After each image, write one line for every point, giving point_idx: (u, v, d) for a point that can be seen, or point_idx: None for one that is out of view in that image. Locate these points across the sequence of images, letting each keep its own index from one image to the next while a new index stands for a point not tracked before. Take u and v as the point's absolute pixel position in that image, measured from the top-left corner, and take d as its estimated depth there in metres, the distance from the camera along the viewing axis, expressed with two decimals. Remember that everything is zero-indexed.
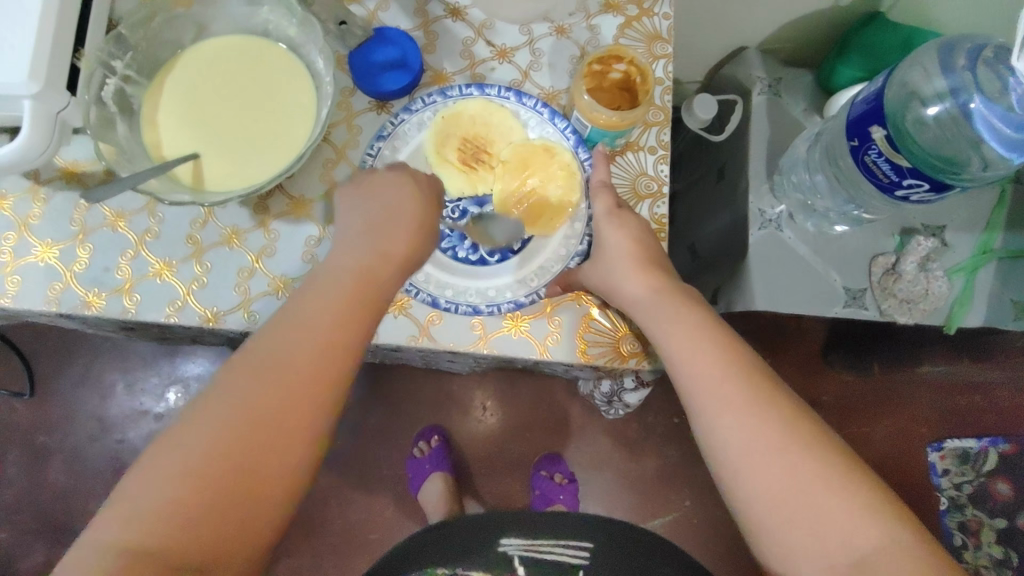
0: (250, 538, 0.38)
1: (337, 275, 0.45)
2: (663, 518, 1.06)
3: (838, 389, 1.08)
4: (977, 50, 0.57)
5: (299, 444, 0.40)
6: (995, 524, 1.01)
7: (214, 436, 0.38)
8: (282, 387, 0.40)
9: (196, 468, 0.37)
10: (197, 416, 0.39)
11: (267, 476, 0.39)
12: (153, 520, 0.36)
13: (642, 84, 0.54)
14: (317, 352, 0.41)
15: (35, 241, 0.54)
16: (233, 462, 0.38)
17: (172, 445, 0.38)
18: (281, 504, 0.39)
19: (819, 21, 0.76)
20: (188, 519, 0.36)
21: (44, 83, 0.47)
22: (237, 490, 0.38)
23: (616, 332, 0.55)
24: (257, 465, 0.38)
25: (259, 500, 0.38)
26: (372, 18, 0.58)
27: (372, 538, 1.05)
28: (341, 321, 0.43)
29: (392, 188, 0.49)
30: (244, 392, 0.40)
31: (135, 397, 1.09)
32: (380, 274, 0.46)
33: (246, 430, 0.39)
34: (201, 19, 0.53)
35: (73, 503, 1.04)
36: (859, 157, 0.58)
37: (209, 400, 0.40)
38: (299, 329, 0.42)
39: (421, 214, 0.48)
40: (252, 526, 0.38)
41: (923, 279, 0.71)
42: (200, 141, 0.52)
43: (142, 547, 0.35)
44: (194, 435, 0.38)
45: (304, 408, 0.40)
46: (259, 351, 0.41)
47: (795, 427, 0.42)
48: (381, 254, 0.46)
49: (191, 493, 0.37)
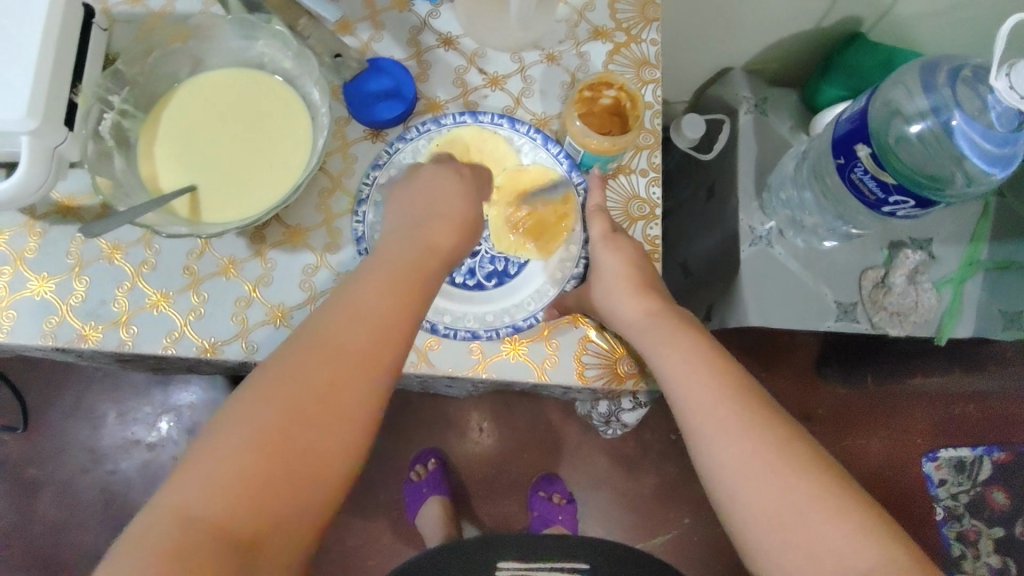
0: (303, 523, 0.37)
1: (384, 266, 0.46)
2: (664, 536, 1.06)
3: (831, 401, 1.08)
4: (956, 71, 0.59)
5: (349, 426, 0.40)
6: (993, 533, 1.03)
7: (267, 419, 0.38)
8: (332, 372, 0.40)
9: (251, 450, 0.37)
10: (245, 401, 0.39)
11: (320, 458, 0.38)
12: (208, 506, 0.35)
13: (632, 109, 0.55)
14: (372, 340, 0.42)
15: (31, 275, 0.54)
16: (286, 445, 0.38)
17: (223, 430, 0.38)
18: (331, 489, 0.39)
19: (802, 42, 0.78)
20: (244, 504, 0.35)
21: (41, 119, 0.47)
22: (292, 473, 0.37)
23: (614, 353, 0.55)
24: (312, 446, 0.38)
25: (311, 484, 0.38)
26: (366, 48, 0.59)
27: (369, 565, 1.03)
28: (395, 308, 0.43)
29: (443, 184, 0.52)
30: (293, 376, 0.40)
31: (127, 426, 1.08)
32: (427, 266, 0.47)
33: (298, 413, 0.38)
34: (197, 54, 0.54)
35: (65, 537, 1.03)
36: (846, 175, 0.59)
37: (257, 385, 0.39)
38: (349, 317, 0.42)
39: (467, 209, 0.51)
40: (305, 510, 0.37)
41: (912, 292, 0.73)
42: (197, 174, 0.52)
43: (202, 529, 0.34)
44: (246, 418, 0.38)
45: (357, 391, 0.40)
46: (310, 338, 0.41)
47: (790, 449, 0.42)
48: (428, 248, 0.48)
49: (245, 477, 0.36)
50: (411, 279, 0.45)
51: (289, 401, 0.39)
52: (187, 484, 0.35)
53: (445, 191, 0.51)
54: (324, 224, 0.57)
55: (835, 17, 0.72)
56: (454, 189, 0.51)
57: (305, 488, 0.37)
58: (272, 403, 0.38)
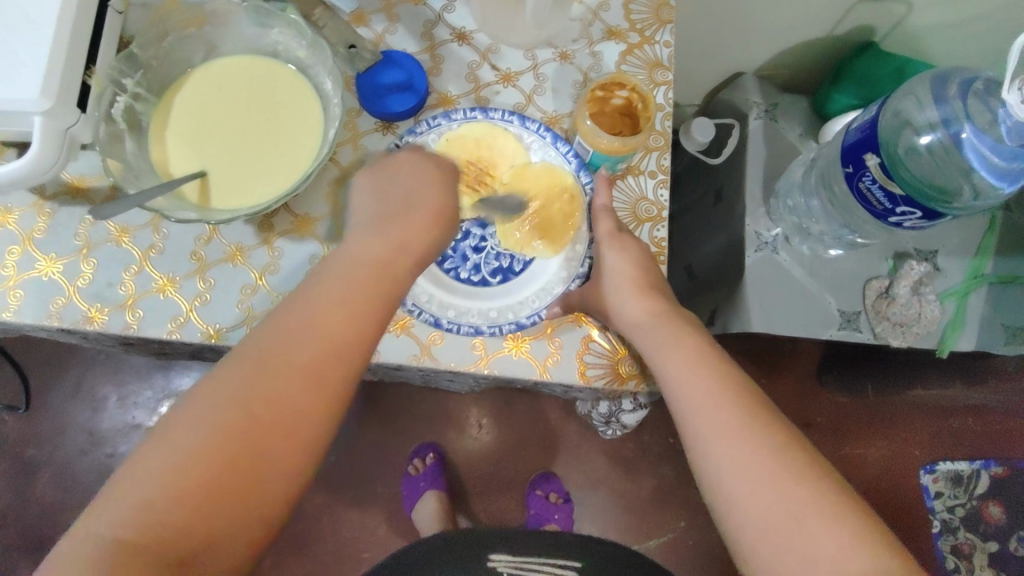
0: (248, 535, 0.37)
1: (347, 269, 0.45)
2: (659, 538, 1.06)
3: (829, 409, 1.08)
4: (967, 83, 0.59)
5: (301, 436, 0.39)
6: (987, 547, 1.03)
7: (216, 427, 0.37)
8: (286, 380, 0.39)
9: (197, 458, 0.36)
10: (194, 407, 0.38)
11: (270, 470, 0.37)
12: (148, 515, 0.34)
13: (643, 110, 0.55)
14: (330, 348, 0.41)
15: (40, 255, 0.55)
16: (248, 436, 0.37)
17: (168, 437, 0.37)
18: (279, 500, 0.38)
19: (815, 48, 0.78)
20: (185, 514, 0.35)
21: (54, 100, 0.47)
22: (238, 484, 0.36)
23: (616, 353, 0.55)
24: (261, 457, 0.37)
25: (259, 495, 0.37)
26: (380, 40, 0.59)
27: (364, 557, 1.04)
28: (357, 313, 0.42)
29: (413, 176, 0.51)
30: (245, 383, 0.39)
31: (127, 409, 1.08)
32: (393, 270, 0.46)
33: (248, 422, 0.37)
34: (212, 40, 0.54)
35: (62, 518, 1.03)
36: (854, 183, 0.59)
37: (207, 392, 0.38)
38: (306, 322, 0.41)
39: (441, 202, 0.50)
40: (250, 522, 0.37)
41: (915, 303, 0.72)
42: (207, 160, 0.52)
43: (160, 515, 0.34)
44: (193, 426, 0.37)
45: (310, 400, 0.39)
46: (263, 342, 0.40)
47: (788, 453, 0.42)
48: (397, 248, 0.47)
49: (189, 487, 0.35)
50: (378, 280, 0.44)
51: (254, 389, 0.38)
52: (129, 492, 0.35)
53: (419, 182, 0.51)
54: (332, 214, 0.57)
55: (849, 25, 0.72)
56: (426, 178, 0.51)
57: (252, 498, 0.37)
58: (221, 410, 0.37)
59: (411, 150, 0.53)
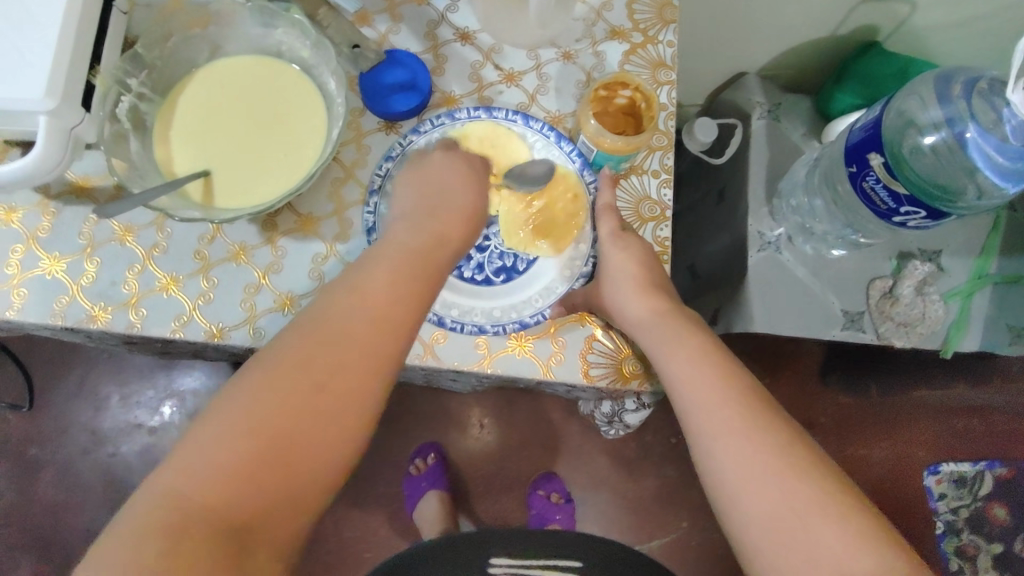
0: (298, 508, 0.37)
1: (392, 255, 0.46)
2: (661, 539, 1.06)
3: (833, 410, 1.08)
4: (971, 82, 0.59)
5: (351, 413, 0.40)
6: (992, 549, 1.03)
7: (272, 400, 0.38)
8: (339, 358, 0.40)
9: (252, 430, 0.37)
10: (250, 380, 0.39)
11: (320, 444, 0.38)
12: (206, 482, 0.35)
13: (647, 109, 0.55)
14: (380, 331, 0.42)
15: (43, 254, 0.55)
16: (294, 418, 0.38)
17: (227, 408, 0.38)
18: (327, 474, 0.39)
19: (818, 48, 0.78)
20: (240, 483, 0.35)
21: (59, 100, 0.47)
22: (290, 456, 0.37)
23: (619, 353, 0.55)
24: (312, 431, 0.38)
25: (309, 469, 0.38)
26: (383, 40, 0.59)
27: (366, 557, 1.04)
28: (404, 296, 0.44)
29: (453, 173, 0.53)
30: (300, 360, 0.40)
31: (129, 409, 1.08)
32: (435, 259, 0.47)
33: (301, 398, 0.39)
34: (217, 40, 0.55)
35: (64, 517, 1.03)
36: (858, 183, 0.59)
37: (262, 366, 0.40)
38: (357, 303, 0.42)
39: (473, 200, 0.53)
40: (300, 494, 0.37)
41: (920, 303, 0.73)
42: (211, 159, 0.52)
43: (212, 493, 0.35)
44: (249, 398, 0.38)
45: (360, 379, 0.40)
46: (317, 321, 0.42)
47: (792, 452, 0.42)
48: (438, 241, 0.49)
49: (245, 457, 0.36)
50: (416, 268, 0.46)
51: (297, 373, 0.39)
52: (187, 459, 0.36)
53: (453, 177, 0.53)
54: (335, 213, 0.57)
55: (853, 25, 0.72)
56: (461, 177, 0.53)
57: (302, 472, 0.38)
58: (276, 384, 0.39)
59: (444, 147, 0.55)
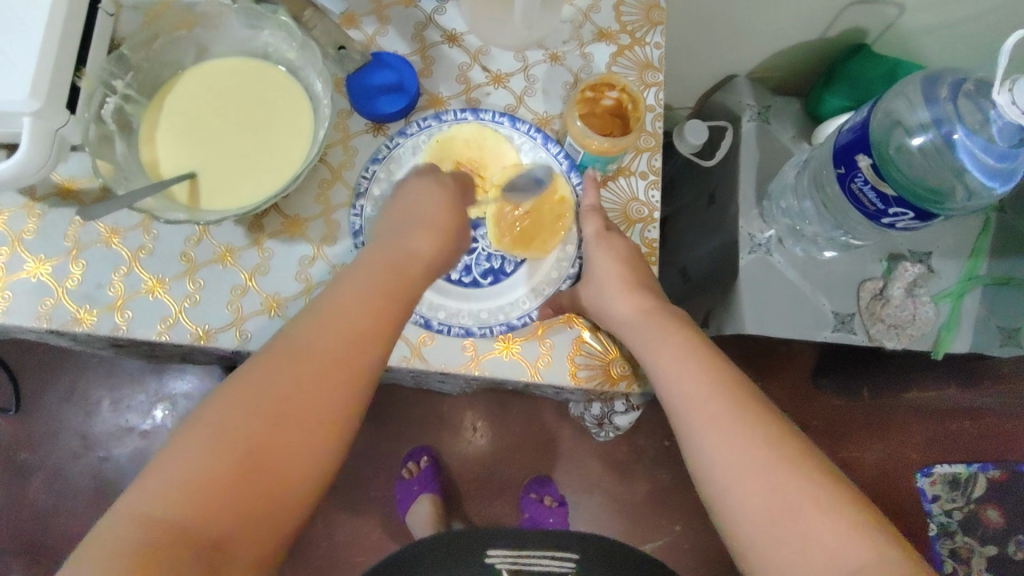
0: (268, 538, 0.36)
1: (364, 272, 0.46)
2: (655, 542, 1.06)
3: (826, 412, 1.08)
4: (958, 84, 0.59)
5: (320, 438, 0.39)
6: (986, 551, 1.02)
7: (239, 420, 0.37)
8: (295, 392, 0.39)
9: (219, 457, 0.36)
10: (217, 404, 0.38)
11: (292, 461, 0.38)
12: (176, 504, 0.34)
13: (633, 111, 0.55)
14: (352, 356, 0.41)
15: (29, 256, 0.55)
16: (283, 413, 0.38)
17: (189, 437, 0.37)
18: (297, 501, 0.38)
19: (807, 51, 0.78)
20: (208, 515, 0.34)
21: (44, 101, 0.47)
22: (263, 473, 0.36)
23: (607, 355, 0.55)
24: (284, 455, 0.37)
25: (280, 496, 0.37)
26: (370, 42, 0.60)
27: (357, 561, 1.03)
28: (373, 318, 0.43)
29: (431, 199, 0.52)
30: (266, 384, 0.39)
31: (120, 414, 1.07)
32: (407, 275, 0.47)
33: (271, 415, 0.38)
34: (203, 42, 0.54)
35: (53, 522, 1.03)
36: (846, 184, 0.59)
37: (230, 390, 0.39)
38: (327, 326, 0.42)
39: (446, 217, 0.51)
40: (269, 524, 0.36)
41: (910, 304, 0.72)
42: (197, 161, 0.52)
43: (201, 493, 0.34)
44: (216, 426, 0.37)
45: (330, 401, 0.40)
46: (280, 348, 0.41)
47: (779, 445, 0.42)
48: (410, 260, 0.48)
49: (211, 487, 0.35)
50: (405, 273, 0.47)
51: (286, 369, 0.40)
52: (147, 490, 0.34)
53: (429, 198, 0.51)
54: (323, 214, 0.57)
55: (840, 28, 0.73)
56: (430, 193, 0.52)
57: (274, 499, 0.37)
58: (242, 409, 0.38)
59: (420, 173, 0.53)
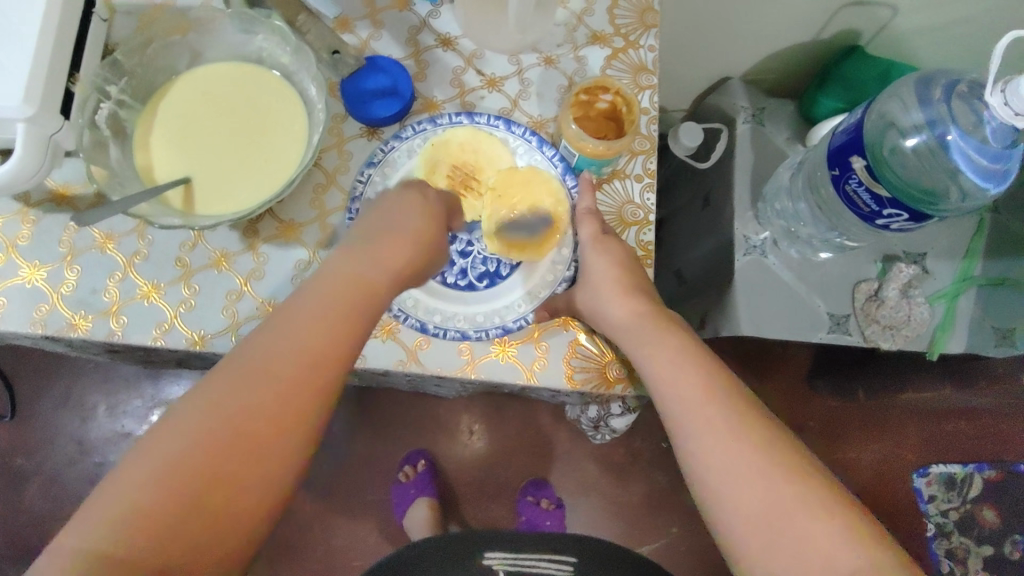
0: (219, 565, 0.35)
1: (327, 284, 0.44)
2: (651, 544, 1.06)
3: (822, 413, 1.09)
4: (951, 84, 0.59)
5: (274, 462, 0.38)
6: (982, 551, 1.03)
7: (197, 435, 0.36)
8: (257, 404, 0.38)
9: (176, 475, 0.35)
10: (175, 417, 0.37)
11: (251, 477, 0.37)
12: (129, 524, 0.33)
13: (628, 114, 0.55)
14: (310, 374, 0.40)
15: (23, 262, 0.54)
16: (243, 427, 0.37)
17: (137, 460, 0.35)
18: (251, 527, 0.37)
19: (801, 53, 0.78)
20: (154, 544, 0.33)
21: (37, 107, 0.47)
22: (219, 490, 0.36)
23: (603, 357, 0.55)
24: (238, 479, 0.36)
25: (233, 521, 0.36)
26: (364, 47, 0.60)
27: (355, 565, 1.03)
28: (339, 326, 0.42)
29: (408, 209, 0.51)
30: (223, 402, 0.38)
31: (116, 419, 1.07)
32: (373, 289, 0.46)
33: (231, 428, 0.37)
34: (197, 47, 0.54)
35: (50, 528, 1.03)
36: (841, 186, 0.60)
37: (189, 402, 0.38)
38: (285, 343, 0.40)
39: (419, 224, 0.50)
40: (221, 550, 0.35)
41: (906, 306, 0.72)
42: (193, 166, 0.52)
43: (154, 513, 0.34)
44: (164, 450, 0.36)
45: (285, 422, 0.39)
46: (248, 356, 0.40)
47: (773, 448, 0.42)
48: (376, 271, 0.47)
49: (166, 505, 0.34)
50: (372, 280, 0.46)
51: (246, 381, 0.39)
52: (90, 518, 0.33)
53: (406, 208, 0.51)
54: (318, 219, 0.57)
55: (833, 30, 0.73)
56: (409, 204, 0.51)
57: (226, 525, 0.36)
58: (193, 431, 0.36)
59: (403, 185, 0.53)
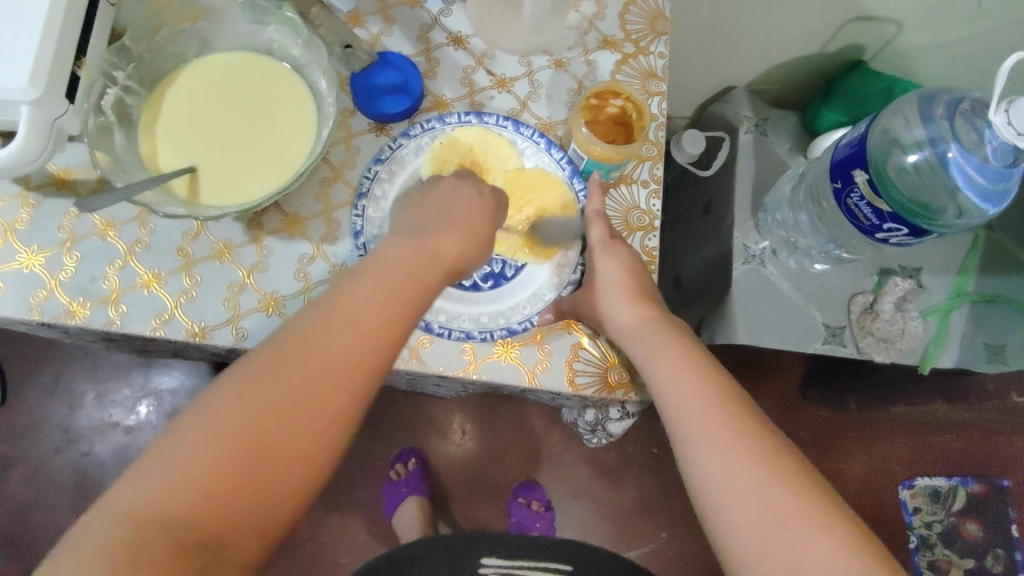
0: (259, 538, 0.35)
1: (378, 264, 0.44)
2: (640, 549, 1.06)
3: (814, 424, 1.10)
4: (954, 102, 0.60)
5: (324, 435, 0.38)
6: (964, 564, 1.04)
7: (241, 409, 0.36)
8: (302, 382, 0.38)
9: (218, 446, 0.35)
10: (222, 388, 0.37)
11: (290, 455, 0.36)
12: (169, 490, 0.33)
13: (637, 120, 0.56)
14: (373, 353, 0.40)
15: (21, 247, 0.54)
16: (285, 403, 0.37)
17: (192, 424, 0.36)
18: (295, 501, 0.37)
19: (805, 66, 0.79)
20: (197, 512, 0.33)
21: (43, 90, 0.47)
22: (258, 463, 0.35)
23: (605, 362, 0.55)
24: (287, 450, 0.36)
25: (274, 500, 0.36)
26: (375, 41, 0.60)
27: (342, 562, 1.02)
28: (391, 308, 0.42)
29: (459, 196, 0.51)
30: (267, 377, 0.38)
31: (105, 408, 1.06)
32: (423, 271, 0.45)
33: (272, 404, 0.37)
34: (206, 36, 0.54)
35: (33, 517, 1.01)
36: (842, 199, 0.60)
37: (235, 375, 0.38)
38: (342, 318, 0.40)
39: (482, 221, 0.51)
40: (257, 527, 0.35)
41: (899, 319, 0.73)
42: (199, 155, 0.52)
43: (191, 481, 0.34)
44: (218, 415, 0.36)
45: (341, 399, 0.39)
46: (297, 334, 0.40)
47: (773, 462, 0.42)
48: (430, 255, 0.47)
49: (207, 476, 0.34)
50: (428, 268, 0.46)
51: (293, 357, 0.39)
52: (145, 481, 0.33)
53: (466, 201, 0.51)
54: (323, 213, 0.56)
55: (838, 44, 0.74)
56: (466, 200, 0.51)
57: (267, 503, 0.35)
58: (244, 402, 0.36)
59: (459, 176, 0.53)
